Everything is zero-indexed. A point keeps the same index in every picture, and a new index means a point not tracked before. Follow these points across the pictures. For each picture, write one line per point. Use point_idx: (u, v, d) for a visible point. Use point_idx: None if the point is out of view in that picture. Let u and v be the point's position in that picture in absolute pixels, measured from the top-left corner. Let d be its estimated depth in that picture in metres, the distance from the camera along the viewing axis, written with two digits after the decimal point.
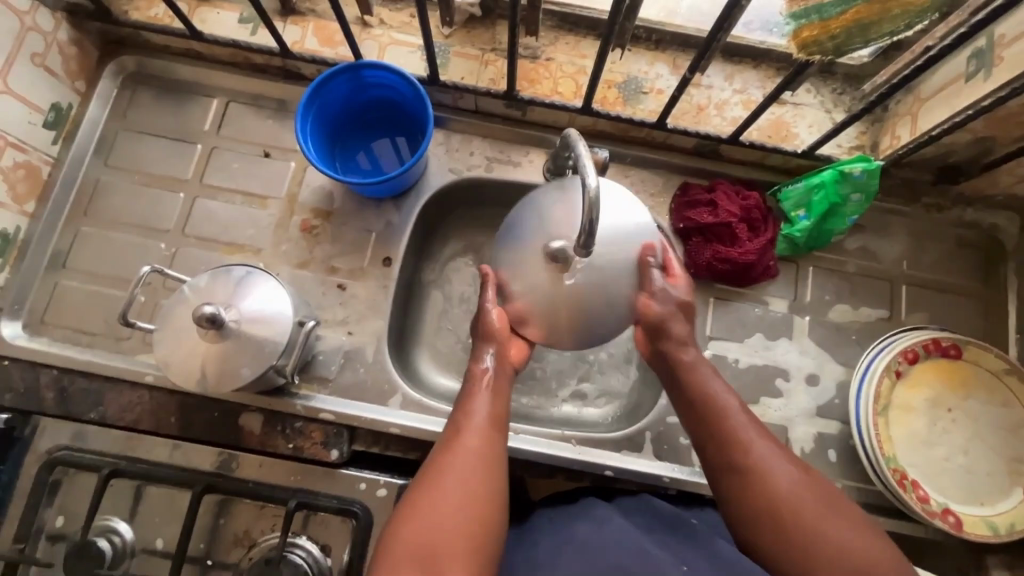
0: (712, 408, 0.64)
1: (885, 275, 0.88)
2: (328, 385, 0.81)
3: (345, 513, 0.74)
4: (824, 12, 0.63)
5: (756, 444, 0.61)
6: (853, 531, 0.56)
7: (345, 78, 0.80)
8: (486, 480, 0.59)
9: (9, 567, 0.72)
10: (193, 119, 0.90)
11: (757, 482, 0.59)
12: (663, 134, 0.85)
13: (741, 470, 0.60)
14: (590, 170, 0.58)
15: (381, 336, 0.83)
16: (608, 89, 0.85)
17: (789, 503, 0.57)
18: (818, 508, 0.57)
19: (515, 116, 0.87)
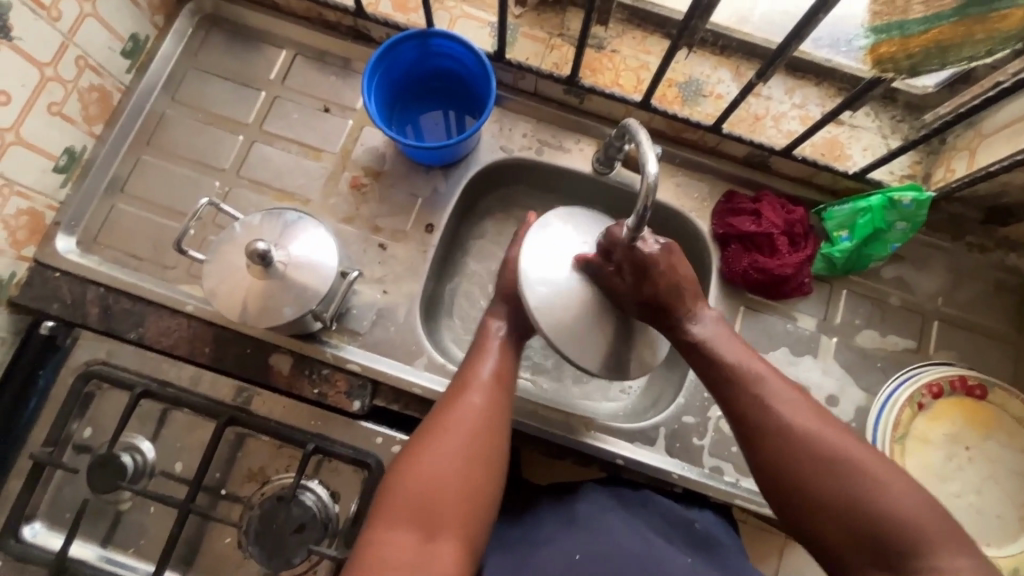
0: (741, 372, 0.63)
1: (919, 307, 0.87)
2: (358, 339, 0.83)
3: (359, 464, 0.75)
4: (905, 29, 0.65)
5: (784, 408, 0.60)
6: (896, 487, 0.54)
7: (415, 44, 0.83)
8: (493, 415, 0.64)
9: (36, 467, 0.74)
10: (262, 66, 0.93)
11: (786, 447, 0.58)
12: (716, 139, 0.86)
13: (768, 436, 0.59)
14: (651, 160, 0.62)
15: (414, 298, 0.85)
16: (668, 88, 0.87)
17: (821, 463, 0.56)
18: (856, 468, 0.55)
19: (573, 103, 0.89)
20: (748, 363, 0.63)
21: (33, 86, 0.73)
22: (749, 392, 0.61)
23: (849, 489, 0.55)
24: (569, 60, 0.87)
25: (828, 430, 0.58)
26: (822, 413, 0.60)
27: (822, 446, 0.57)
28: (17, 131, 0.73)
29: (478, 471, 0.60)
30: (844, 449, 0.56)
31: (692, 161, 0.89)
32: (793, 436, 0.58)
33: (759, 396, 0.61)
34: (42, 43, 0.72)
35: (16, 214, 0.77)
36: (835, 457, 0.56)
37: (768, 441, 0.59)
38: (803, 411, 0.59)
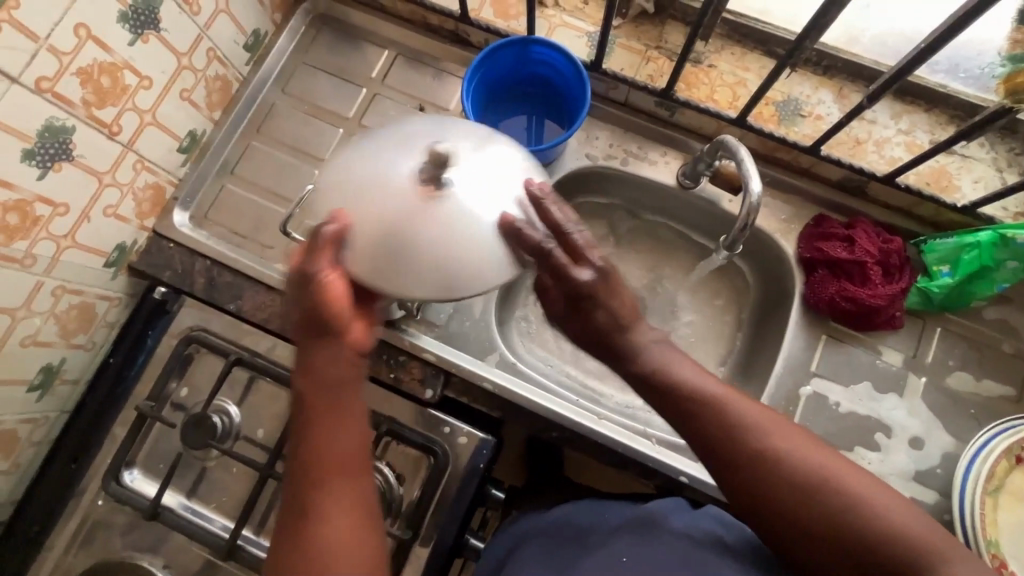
0: (701, 402, 0.57)
1: (1022, 354, 0.82)
2: (435, 330, 0.86)
3: (427, 450, 0.78)
4: None
5: (754, 429, 0.55)
6: (877, 492, 0.52)
7: (514, 50, 0.85)
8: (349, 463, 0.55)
9: (140, 418, 0.81)
10: (365, 64, 0.98)
11: (766, 475, 0.53)
12: (812, 161, 0.84)
13: (750, 467, 0.54)
14: (754, 178, 0.66)
15: (491, 296, 0.87)
16: (767, 106, 0.85)
17: (811, 488, 0.52)
18: (833, 475, 0.52)
19: (664, 115, 0.88)
20: (713, 392, 0.58)
21: (171, 73, 0.80)
22: (712, 424, 0.56)
23: (846, 505, 0.51)
24: (665, 73, 0.87)
25: (804, 445, 0.54)
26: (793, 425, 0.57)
27: (803, 467, 0.53)
28: (154, 113, 0.80)
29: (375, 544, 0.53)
30: (820, 458, 0.53)
31: (786, 182, 0.87)
32: (777, 459, 0.53)
33: (734, 426, 0.56)
34: (182, 34, 0.79)
35: (144, 187, 0.85)
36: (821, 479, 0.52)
37: (755, 470, 0.54)
38: (773, 429, 0.55)
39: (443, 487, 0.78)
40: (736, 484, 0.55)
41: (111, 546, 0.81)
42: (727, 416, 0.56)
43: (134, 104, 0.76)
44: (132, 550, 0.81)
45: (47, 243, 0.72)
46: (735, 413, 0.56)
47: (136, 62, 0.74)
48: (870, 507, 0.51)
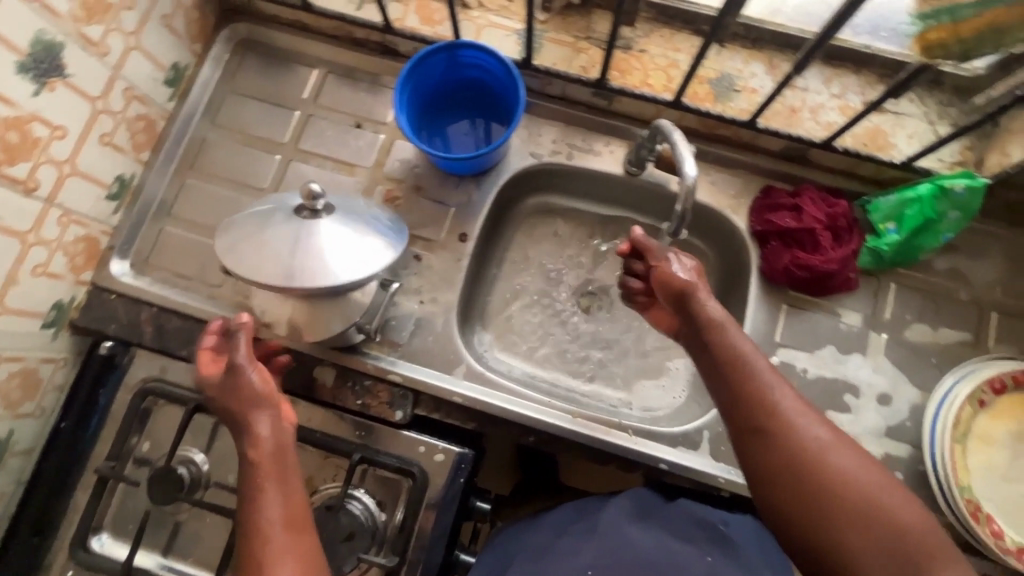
0: (749, 371, 0.64)
1: (975, 299, 0.84)
2: (398, 349, 0.84)
3: (403, 472, 0.76)
4: (957, 14, 0.62)
5: (785, 405, 0.61)
6: (887, 493, 0.56)
7: (442, 57, 0.84)
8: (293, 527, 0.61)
9: (101, 481, 0.78)
10: (295, 86, 0.95)
11: (788, 443, 0.59)
12: (751, 135, 0.84)
13: (773, 430, 0.60)
14: (687, 161, 0.65)
15: (451, 308, 0.86)
16: (702, 85, 0.85)
17: (826, 469, 0.57)
18: (850, 466, 0.57)
19: (603, 104, 0.87)
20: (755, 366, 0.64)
21: (85, 119, 0.76)
22: (744, 390, 0.63)
23: (852, 502, 0.56)
24: (597, 63, 0.86)
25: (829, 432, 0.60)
26: (819, 413, 0.62)
27: (819, 447, 0.59)
28: (73, 163, 0.77)
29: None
30: (841, 450, 0.58)
31: (731, 159, 0.86)
32: (795, 433, 0.60)
33: (767, 396, 0.62)
34: (92, 78, 0.76)
35: (75, 241, 0.81)
36: (840, 468, 0.57)
37: (776, 437, 0.60)
38: (798, 412, 0.61)
39: (424, 509, 0.76)
40: (761, 451, 0.60)
41: None
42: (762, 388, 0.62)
43: (49, 156, 0.73)
44: None
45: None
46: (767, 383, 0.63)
47: (44, 113, 0.71)
48: (873, 503, 0.55)
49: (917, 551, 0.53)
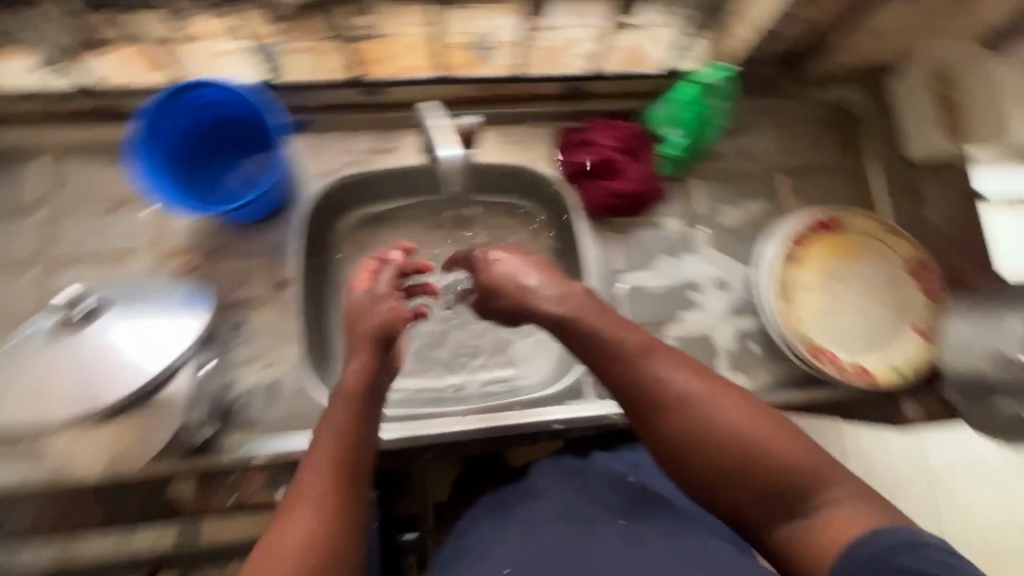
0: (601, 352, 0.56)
1: (763, 169, 0.92)
2: (255, 427, 0.76)
3: None
4: None
5: (645, 374, 0.54)
6: (760, 429, 0.51)
7: (176, 107, 0.75)
8: None
9: None
10: (21, 187, 0.81)
11: (658, 408, 0.53)
12: (525, 85, 0.85)
13: (638, 401, 0.54)
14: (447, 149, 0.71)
15: (296, 362, 0.78)
16: (464, 55, 0.84)
17: (701, 425, 0.51)
18: (722, 410, 0.52)
19: (375, 102, 0.84)
20: (617, 331, 0.56)
21: None
22: (614, 365, 0.55)
23: (728, 447, 0.51)
24: (352, 62, 0.82)
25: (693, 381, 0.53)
26: (682, 356, 0.55)
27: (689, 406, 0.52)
28: None
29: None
30: (710, 393, 0.52)
31: (516, 114, 0.87)
32: (671, 398, 0.52)
33: (628, 369, 0.54)
34: None
35: None
36: (719, 424, 0.51)
37: (644, 407, 0.54)
38: (661, 366, 0.53)
39: None
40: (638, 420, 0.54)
41: None
42: (625, 357, 0.54)
43: None
44: None
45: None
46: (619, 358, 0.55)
47: None
48: (757, 448, 0.50)
49: (801, 479, 0.49)
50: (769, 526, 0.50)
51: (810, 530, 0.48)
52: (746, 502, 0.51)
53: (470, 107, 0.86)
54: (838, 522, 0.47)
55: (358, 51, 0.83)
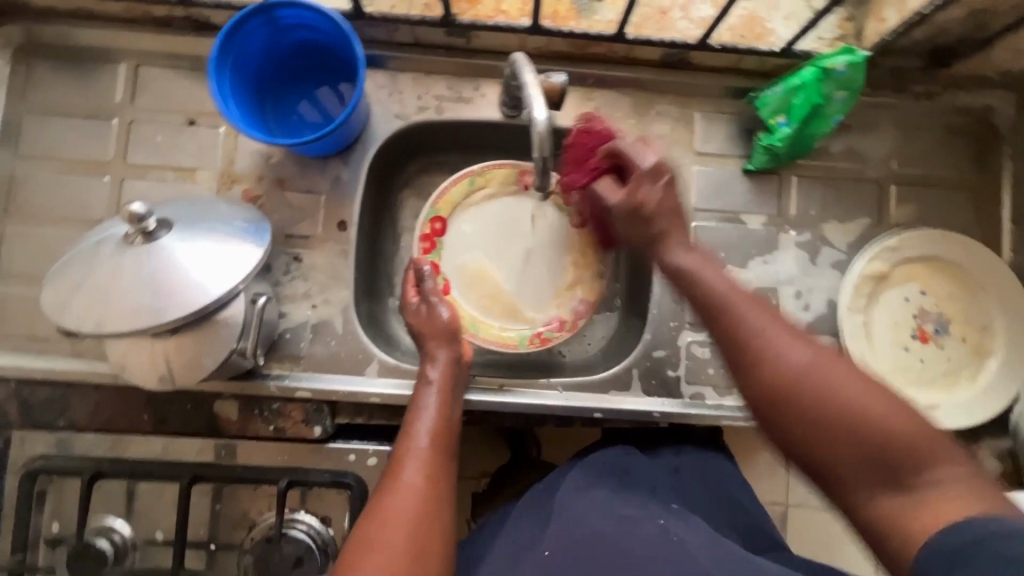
0: (749, 349, 0.57)
1: None
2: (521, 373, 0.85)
3: (342, 482, 0.72)
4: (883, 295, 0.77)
5: (754, 322, 0.58)
6: (898, 419, 0.51)
7: None
8: (435, 464, 0.62)
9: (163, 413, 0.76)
10: None
11: (820, 432, 0.52)
12: (976, 320, 0.77)
13: (792, 419, 0.54)
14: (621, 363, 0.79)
15: (588, 364, 0.85)
16: (978, 246, 0.76)
17: (881, 447, 0.50)
18: (871, 469, 0.50)
19: (847, 223, 0.80)
20: (805, 356, 0.55)
21: None
22: (761, 370, 0.56)
23: (874, 434, 0.51)
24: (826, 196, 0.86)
25: (817, 354, 0.55)
26: (829, 351, 0.56)
27: (804, 372, 0.54)
28: None
29: (447, 501, 0.61)
30: (884, 413, 0.51)
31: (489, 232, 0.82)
32: (763, 366, 0.56)
33: (765, 349, 0.56)
34: None
35: None
36: (822, 407, 0.52)
37: (803, 440, 0.54)
38: (795, 345, 0.55)
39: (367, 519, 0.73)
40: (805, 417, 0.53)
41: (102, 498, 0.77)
42: (778, 363, 0.55)
43: None
44: (106, 512, 0.76)
45: (238, 190, 0.78)
46: (767, 338, 0.56)
47: None
48: (885, 437, 0.50)
49: (910, 452, 0.50)
50: (866, 497, 0.51)
51: (919, 501, 0.49)
52: (851, 472, 0.51)
53: (935, 284, 0.78)
54: (947, 501, 0.48)
55: (867, 173, 0.81)
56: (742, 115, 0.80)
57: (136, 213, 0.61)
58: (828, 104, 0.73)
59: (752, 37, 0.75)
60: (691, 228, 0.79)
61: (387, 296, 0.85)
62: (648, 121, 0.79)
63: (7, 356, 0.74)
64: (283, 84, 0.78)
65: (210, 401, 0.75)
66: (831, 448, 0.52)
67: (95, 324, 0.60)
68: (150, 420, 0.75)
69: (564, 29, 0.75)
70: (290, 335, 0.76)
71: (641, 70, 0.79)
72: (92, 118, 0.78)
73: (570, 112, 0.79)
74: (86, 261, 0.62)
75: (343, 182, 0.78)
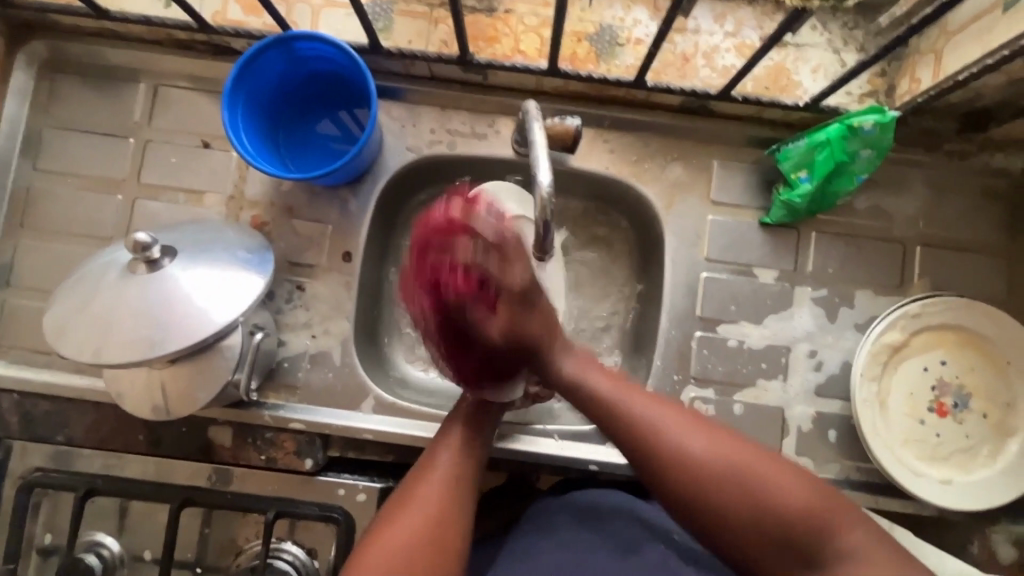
0: (651, 441, 0.54)
1: None
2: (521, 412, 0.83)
3: (325, 518, 0.71)
4: (904, 361, 0.74)
5: (661, 428, 0.55)
6: (783, 485, 0.50)
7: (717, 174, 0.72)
8: (448, 521, 0.54)
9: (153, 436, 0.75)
10: None
11: (715, 501, 0.51)
12: (1000, 394, 0.73)
13: (677, 482, 0.53)
14: None
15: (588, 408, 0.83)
16: (1008, 318, 0.72)
17: (756, 499, 0.50)
18: (791, 528, 0.49)
19: (867, 284, 0.77)
20: (667, 426, 0.55)
21: None
22: (653, 456, 0.54)
23: (777, 513, 0.50)
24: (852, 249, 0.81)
25: (673, 412, 0.56)
26: (706, 424, 0.56)
27: (708, 468, 0.52)
28: None
29: (446, 562, 0.52)
30: (758, 475, 0.51)
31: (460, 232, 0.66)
32: (674, 473, 0.53)
33: (678, 475, 0.53)
34: None
35: None
36: (771, 494, 0.50)
37: (663, 478, 0.54)
38: (677, 422, 0.55)
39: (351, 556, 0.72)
40: (706, 518, 0.52)
41: (96, 514, 0.77)
42: (634, 419, 0.56)
43: None
44: (100, 527, 0.77)
45: (247, 216, 0.78)
46: (685, 444, 0.53)
47: None
48: (766, 499, 0.50)
49: (816, 530, 0.49)
50: None
51: None
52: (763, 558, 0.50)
53: (959, 354, 0.74)
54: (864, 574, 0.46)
55: (892, 231, 0.78)
56: (762, 166, 0.77)
57: (140, 243, 0.61)
58: (853, 162, 0.70)
59: (777, 88, 0.73)
60: (702, 279, 0.77)
61: (390, 326, 0.84)
62: (665, 167, 0.77)
63: (11, 368, 0.75)
64: (298, 110, 0.78)
65: (204, 426, 0.75)
66: (726, 534, 0.51)
67: (94, 353, 0.60)
68: (144, 441, 0.75)
69: (583, 72, 0.73)
70: (288, 364, 0.75)
71: (658, 115, 0.77)
72: (109, 136, 0.78)
73: (584, 154, 0.77)
74: (90, 287, 0.63)
75: (351, 212, 0.78)
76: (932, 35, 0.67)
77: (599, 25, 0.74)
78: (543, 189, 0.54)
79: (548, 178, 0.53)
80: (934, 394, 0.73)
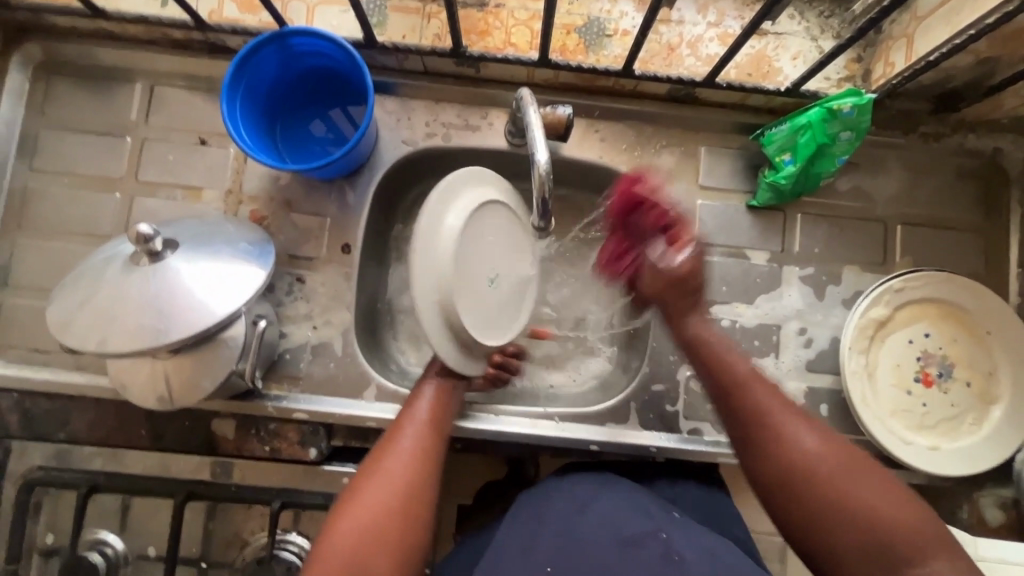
0: (764, 420, 0.55)
1: None
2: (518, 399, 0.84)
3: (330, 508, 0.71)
4: (889, 334, 0.76)
5: (771, 411, 0.55)
6: (884, 494, 0.50)
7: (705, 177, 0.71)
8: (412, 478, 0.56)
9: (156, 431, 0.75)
10: None
11: (810, 489, 0.51)
12: (980, 362, 0.76)
13: (775, 456, 0.54)
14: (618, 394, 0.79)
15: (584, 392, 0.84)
16: (986, 289, 0.75)
17: (852, 504, 0.50)
18: (881, 532, 0.49)
19: (851, 262, 0.80)
20: (776, 410, 0.55)
21: None
22: (759, 429, 0.55)
23: (872, 518, 0.49)
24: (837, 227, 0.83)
25: (786, 404, 0.56)
26: (816, 421, 0.55)
27: (815, 460, 0.52)
28: None
29: (407, 526, 0.54)
30: (864, 483, 0.51)
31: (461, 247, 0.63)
32: (782, 452, 0.53)
33: (779, 452, 0.53)
34: None
35: None
36: (867, 495, 0.50)
37: (759, 450, 0.55)
38: (790, 413, 0.55)
39: None
40: (792, 499, 0.52)
41: (97, 513, 0.77)
42: (750, 397, 0.56)
43: None
44: (103, 525, 0.77)
45: (245, 211, 0.79)
46: (793, 431, 0.54)
47: None
48: (866, 507, 0.50)
49: (908, 546, 0.48)
50: None
51: None
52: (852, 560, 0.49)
53: (941, 326, 0.77)
54: None
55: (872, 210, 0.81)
56: (748, 151, 0.80)
57: (142, 235, 0.62)
58: (834, 144, 0.73)
59: (759, 75, 0.76)
60: None
61: (389, 318, 0.85)
62: (655, 154, 0.79)
63: (8, 367, 0.75)
64: (294, 106, 0.80)
65: (206, 419, 0.75)
66: (809, 523, 0.51)
67: (98, 344, 0.60)
68: (146, 436, 0.75)
69: (573, 63, 0.76)
70: (289, 356, 0.76)
71: (647, 103, 0.79)
72: (106, 134, 0.79)
73: (577, 143, 0.79)
74: (92, 281, 0.63)
75: (348, 204, 0.79)
76: (903, 20, 0.71)
77: (588, 18, 0.77)
78: (540, 165, 0.56)
79: (544, 153, 0.55)
80: (919, 365, 0.76)
